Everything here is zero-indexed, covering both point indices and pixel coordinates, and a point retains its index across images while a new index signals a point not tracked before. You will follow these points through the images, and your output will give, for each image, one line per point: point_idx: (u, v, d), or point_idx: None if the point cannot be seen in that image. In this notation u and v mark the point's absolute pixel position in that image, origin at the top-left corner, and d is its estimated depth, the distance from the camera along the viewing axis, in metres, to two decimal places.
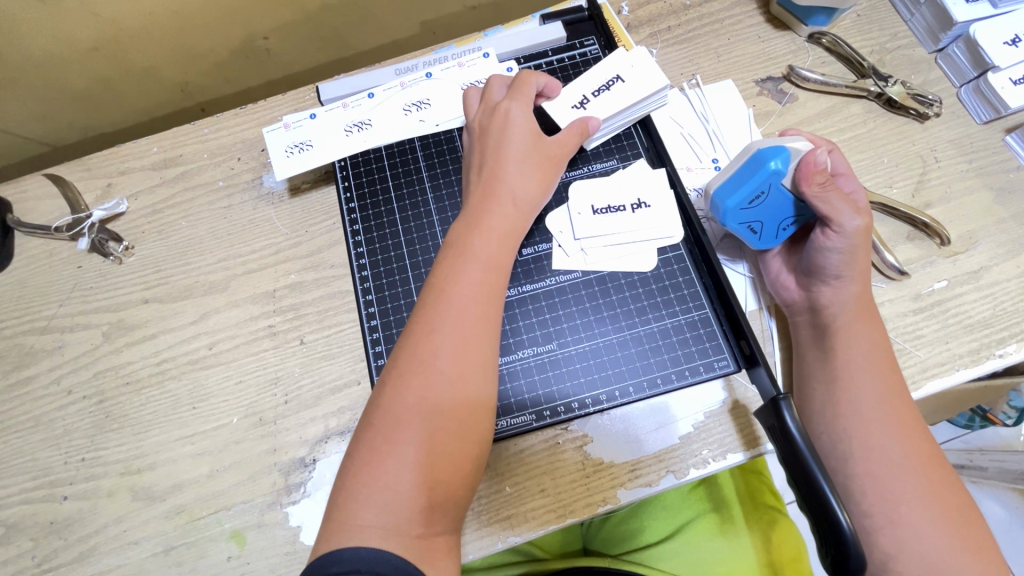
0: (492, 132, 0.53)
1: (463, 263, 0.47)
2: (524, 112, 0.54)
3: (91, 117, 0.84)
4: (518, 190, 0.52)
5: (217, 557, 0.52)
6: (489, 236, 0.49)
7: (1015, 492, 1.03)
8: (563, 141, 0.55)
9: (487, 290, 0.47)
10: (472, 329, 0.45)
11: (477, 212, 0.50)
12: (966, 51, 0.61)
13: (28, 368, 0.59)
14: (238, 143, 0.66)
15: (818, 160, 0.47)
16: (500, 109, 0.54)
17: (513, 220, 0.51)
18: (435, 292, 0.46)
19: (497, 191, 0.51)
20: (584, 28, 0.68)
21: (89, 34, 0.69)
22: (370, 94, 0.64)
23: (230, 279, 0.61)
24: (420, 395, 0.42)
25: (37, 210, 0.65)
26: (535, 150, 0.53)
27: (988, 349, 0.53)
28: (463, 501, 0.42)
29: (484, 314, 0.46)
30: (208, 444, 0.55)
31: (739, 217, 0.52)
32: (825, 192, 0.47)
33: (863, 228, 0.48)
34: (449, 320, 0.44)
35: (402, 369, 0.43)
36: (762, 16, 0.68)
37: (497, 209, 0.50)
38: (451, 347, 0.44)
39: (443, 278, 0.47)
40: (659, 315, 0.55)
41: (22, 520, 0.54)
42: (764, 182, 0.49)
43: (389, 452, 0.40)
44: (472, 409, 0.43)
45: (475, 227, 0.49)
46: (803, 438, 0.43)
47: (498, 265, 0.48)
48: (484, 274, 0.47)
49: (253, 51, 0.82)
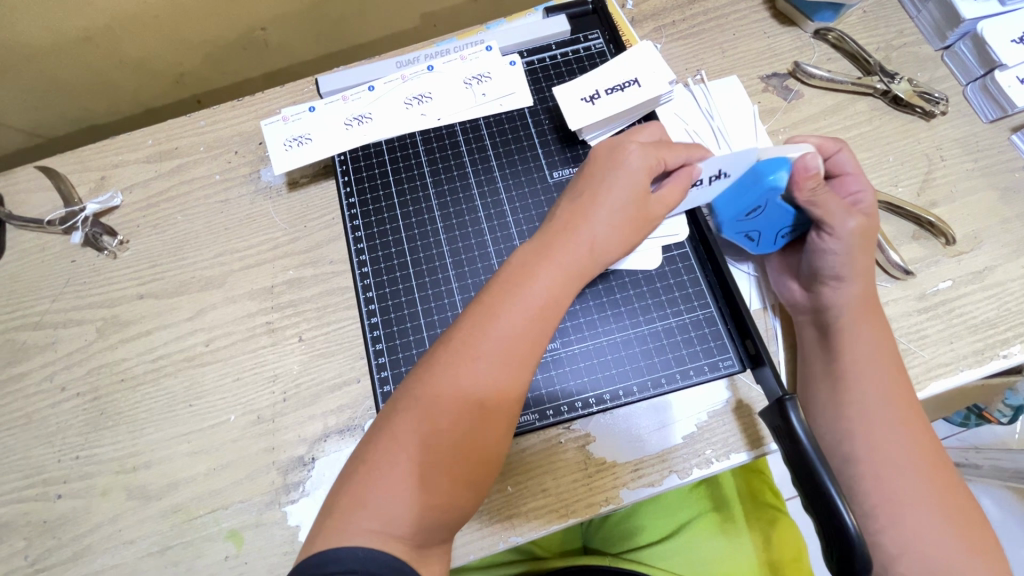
0: (598, 165, 0.50)
1: (521, 292, 0.44)
2: (642, 161, 0.48)
3: (85, 107, 0.82)
4: (598, 229, 0.47)
5: (214, 557, 0.51)
6: (554, 271, 0.46)
7: (1009, 489, 1.04)
8: (665, 197, 0.49)
9: (537, 328, 0.44)
10: (513, 360, 0.43)
11: (549, 240, 0.47)
12: (973, 49, 0.61)
13: (20, 364, 0.58)
14: (235, 136, 0.65)
15: (809, 165, 0.46)
16: (621, 146, 0.50)
17: (583, 262, 0.47)
18: (484, 310, 0.44)
19: (578, 228, 0.47)
20: (588, 22, 0.67)
21: (82, 23, 0.68)
22: (371, 86, 0.62)
23: (227, 275, 0.60)
24: (443, 411, 0.41)
25: (29, 203, 0.64)
26: (634, 203, 0.48)
27: (993, 349, 0.53)
28: (460, 519, 0.41)
29: (528, 354, 0.43)
30: (205, 443, 0.54)
31: (736, 227, 0.53)
32: (816, 196, 0.46)
33: (857, 228, 0.47)
34: (489, 346, 0.42)
35: (430, 379, 0.42)
36: (767, 11, 0.67)
37: (572, 246, 0.47)
38: (487, 373, 0.42)
39: (494, 298, 0.44)
40: (663, 314, 0.55)
41: (15, 519, 0.53)
42: (761, 196, 0.48)
43: (397, 462, 0.39)
44: (492, 438, 0.42)
45: (543, 256, 0.46)
46: (809, 438, 0.43)
47: (556, 308, 0.45)
48: (538, 312, 0.44)
49: (250, 42, 0.81)
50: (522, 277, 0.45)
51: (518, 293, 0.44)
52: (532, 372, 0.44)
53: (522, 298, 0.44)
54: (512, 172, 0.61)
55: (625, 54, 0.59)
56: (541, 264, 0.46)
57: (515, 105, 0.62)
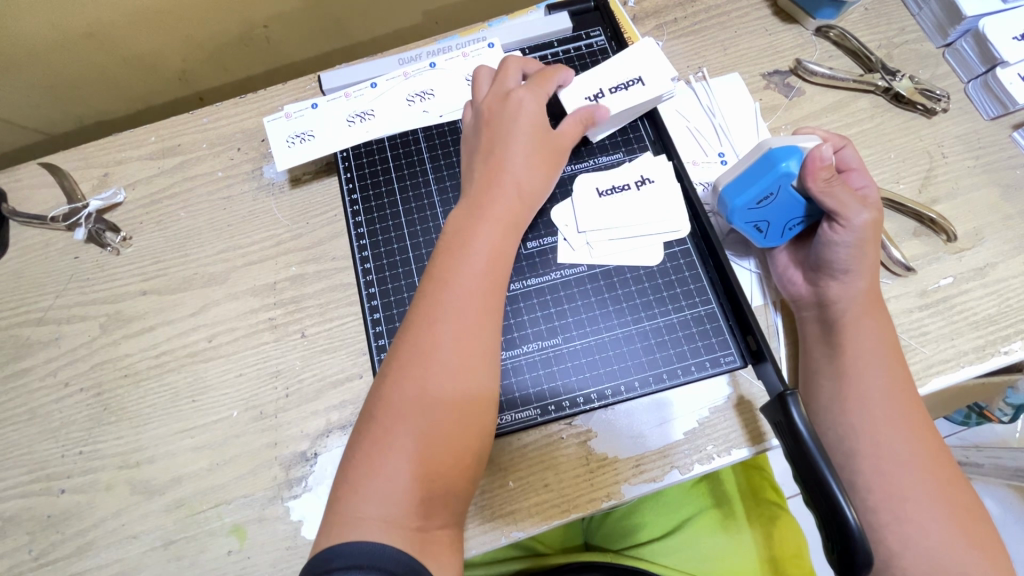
0: (497, 118, 0.53)
1: (466, 252, 0.46)
2: (535, 103, 0.53)
3: (88, 104, 0.82)
4: (517, 173, 0.51)
5: (217, 552, 0.51)
6: (493, 222, 0.48)
7: (1010, 487, 1.04)
8: (568, 132, 0.55)
9: (490, 279, 0.46)
10: (475, 323, 0.44)
11: (481, 196, 0.50)
12: (974, 46, 0.61)
13: (24, 359, 0.58)
14: (237, 133, 0.65)
15: (824, 155, 0.47)
16: (513, 95, 0.53)
17: (518, 209, 0.50)
18: (435, 285, 0.45)
19: (501, 179, 0.50)
20: (590, 19, 0.67)
21: (85, 20, 0.68)
22: (373, 83, 0.62)
23: (229, 271, 0.60)
24: (427, 395, 0.41)
25: (32, 200, 0.64)
26: (541, 142, 0.53)
27: (994, 346, 0.53)
28: (462, 496, 0.41)
29: (487, 310, 0.45)
30: (208, 438, 0.54)
31: (747, 216, 0.52)
32: (830, 187, 0.47)
33: (869, 222, 0.47)
34: (447, 315, 0.44)
35: (402, 359, 0.43)
36: (769, 8, 0.67)
37: (501, 197, 0.49)
38: (454, 337, 0.43)
39: (443, 267, 0.46)
40: (665, 310, 0.55)
41: (19, 513, 0.53)
42: (773, 183, 0.49)
43: (387, 447, 0.40)
44: (476, 404, 0.42)
45: (480, 212, 0.49)
46: (811, 434, 0.43)
47: (502, 256, 0.48)
48: (487, 263, 0.47)
49: (252, 39, 0.81)
50: (464, 241, 0.47)
51: (464, 253, 0.46)
52: (496, 325, 0.45)
53: (469, 256, 0.46)
54: None
55: (628, 53, 0.59)
56: (479, 220, 0.48)
57: None
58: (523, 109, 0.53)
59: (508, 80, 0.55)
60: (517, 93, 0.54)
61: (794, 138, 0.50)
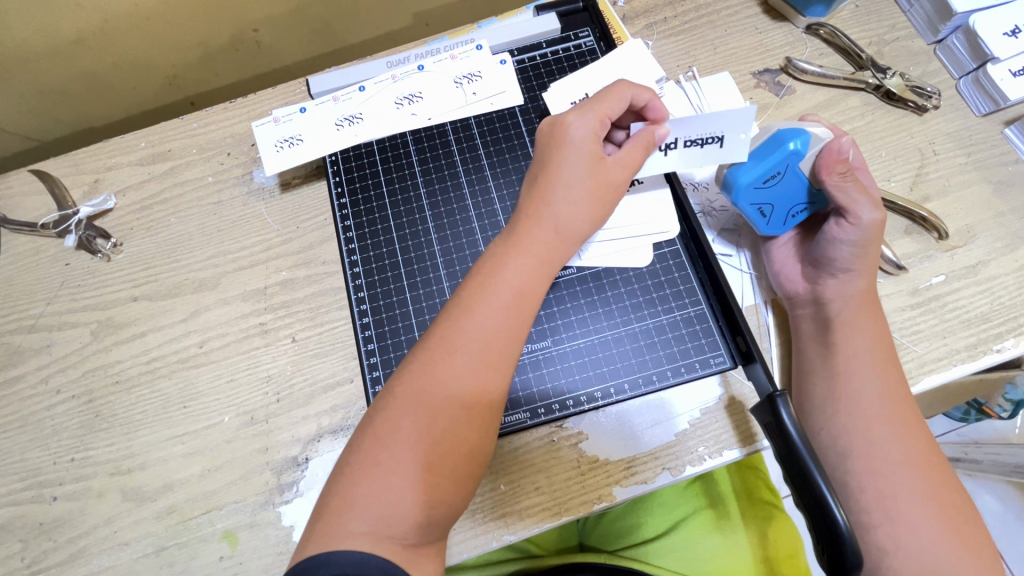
0: (549, 150, 0.49)
1: (493, 285, 0.44)
2: (589, 126, 0.47)
3: (80, 110, 0.82)
4: (560, 210, 0.47)
5: (209, 558, 0.51)
6: (527, 261, 0.45)
7: (1009, 484, 1.03)
8: (624, 160, 0.48)
9: (514, 318, 0.44)
10: (492, 355, 0.43)
11: (520, 233, 0.47)
12: (965, 43, 0.61)
13: (15, 367, 0.58)
14: (227, 138, 0.65)
15: (841, 148, 0.46)
16: (562, 120, 0.48)
17: (555, 248, 0.47)
18: (459, 309, 0.44)
19: (542, 214, 0.47)
20: (578, 19, 0.67)
21: (74, 26, 0.68)
22: (361, 87, 0.62)
23: (220, 276, 0.60)
24: (428, 408, 0.41)
25: (23, 207, 0.64)
26: (594, 177, 0.47)
27: (986, 344, 0.53)
28: (455, 515, 0.41)
29: (507, 344, 0.43)
30: (199, 444, 0.54)
31: (753, 197, 0.50)
32: (844, 181, 0.47)
33: (879, 221, 0.47)
34: (465, 340, 0.42)
35: (413, 379, 0.42)
36: (759, 6, 0.67)
37: (538, 234, 0.46)
38: (469, 367, 0.42)
39: (467, 296, 0.44)
40: (655, 311, 0.55)
41: (11, 521, 0.53)
42: (782, 161, 0.48)
43: (385, 467, 0.39)
44: (476, 432, 0.42)
45: (515, 248, 0.46)
46: (799, 434, 0.43)
47: (532, 294, 0.45)
48: (514, 301, 0.44)
49: (243, 43, 0.81)
50: (493, 267, 0.45)
51: (491, 286, 0.44)
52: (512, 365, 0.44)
53: (495, 291, 0.44)
54: (503, 171, 0.61)
55: (614, 57, 0.60)
56: (512, 256, 0.45)
57: (505, 104, 0.62)
58: (572, 136, 0.47)
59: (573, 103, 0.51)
60: (568, 118, 0.48)
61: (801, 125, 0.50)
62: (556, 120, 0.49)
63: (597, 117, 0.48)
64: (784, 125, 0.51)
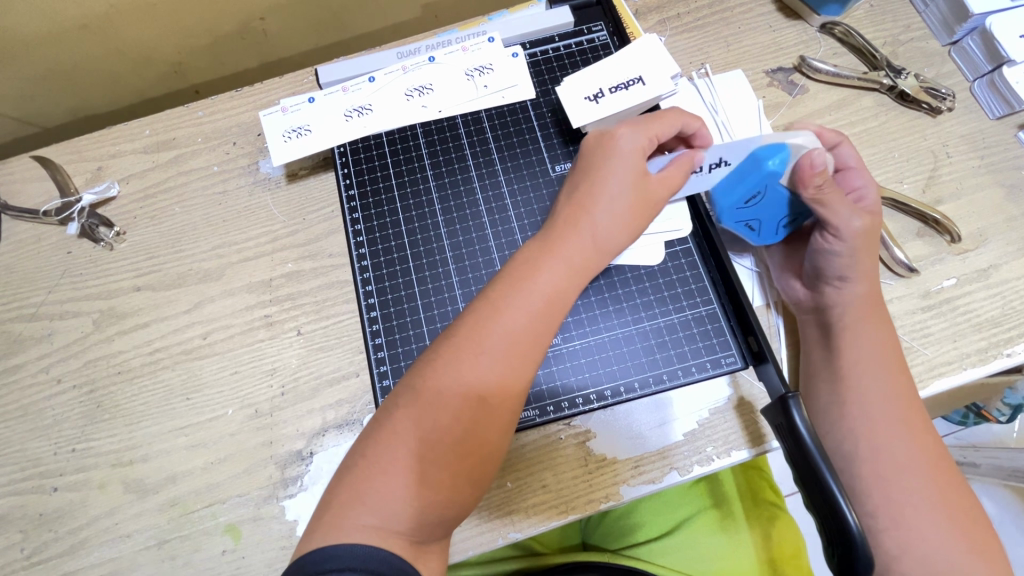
0: (590, 158, 0.49)
1: (524, 287, 0.44)
2: (637, 141, 0.48)
3: (83, 96, 0.81)
4: (595, 214, 0.46)
5: (212, 551, 0.51)
6: (560, 268, 0.45)
7: (1006, 488, 1.04)
8: (666, 181, 0.48)
9: (541, 324, 0.43)
10: (515, 356, 0.42)
11: (552, 238, 0.46)
12: (980, 45, 0.60)
13: (16, 355, 0.57)
14: (233, 127, 0.64)
15: (815, 161, 0.44)
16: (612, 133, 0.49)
17: (588, 257, 0.46)
18: (486, 309, 0.43)
19: (581, 218, 0.47)
20: (591, 13, 0.66)
21: (79, 10, 0.67)
22: (371, 77, 0.61)
23: (225, 267, 0.59)
24: (449, 407, 0.40)
25: (24, 193, 0.63)
26: (632, 189, 0.47)
27: (996, 348, 0.53)
28: (455, 520, 0.41)
29: (531, 346, 0.43)
30: (203, 436, 0.54)
31: (736, 216, 0.52)
32: (822, 194, 0.46)
33: (862, 231, 0.47)
34: (492, 342, 0.42)
35: (432, 376, 0.41)
36: (773, 4, 0.66)
37: (574, 241, 0.46)
38: (492, 369, 0.41)
39: (497, 296, 0.44)
40: (666, 310, 0.54)
41: (11, 512, 0.53)
42: (759, 184, 0.47)
43: (392, 464, 0.39)
44: (495, 434, 0.41)
45: (547, 253, 0.45)
46: (812, 438, 0.43)
47: (560, 297, 0.45)
48: (542, 307, 0.44)
49: (249, 32, 0.80)
50: (526, 269, 0.45)
51: (522, 288, 0.44)
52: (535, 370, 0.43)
53: (526, 295, 0.43)
54: (513, 165, 0.60)
55: (627, 50, 0.58)
56: (544, 261, 0.45)
57: (517, 97, 0.61)
58: (620, 147, 0.48)
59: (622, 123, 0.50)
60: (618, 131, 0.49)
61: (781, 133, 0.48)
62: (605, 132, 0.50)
63: (646, 133, 0.48)
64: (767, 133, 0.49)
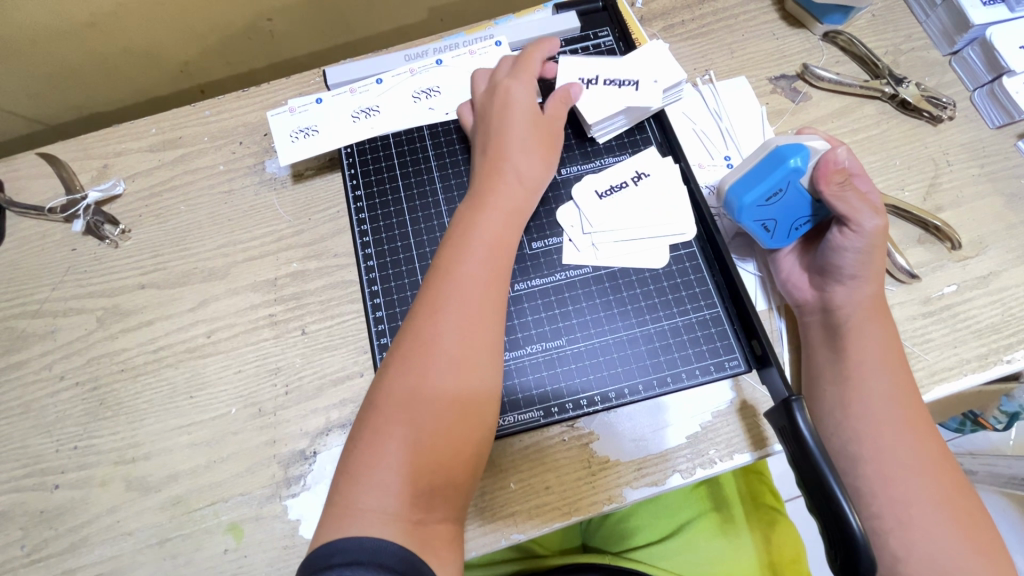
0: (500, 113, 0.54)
1: (469, 240, 0.47)
2: (530, 94, 0.55)
3: (88, 94, 0.81)
4: (514, 165, 0.52)
5: (213, 550, 0.50)
6: (493, 213, 0.49)
7: (1002, 494, 1.04)
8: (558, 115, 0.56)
9: (493, 266, 0.47)
10: (474, 309, 0.44)
11: (484, 192, 0.51)
12: (981, 55, 0.61)
13: (19, 352, 0.57)
14: (240, 127, 0.65)
15: (837, 159, 0.47)
16: (507, 89, 0.55)
17: (519, 199, 0.52)
18: (439, 273, 0.46)
19: (504, 172, 0.52)
20: (597, 19, 0.67)
21: (87, 8, 0.67)
22: (379, 79, 0.62)
23: (230, 266, 0.60)
24: (426, 374, 0.41)
25: (30, 190, 0.63)
26: (540, 136, 0.55)
27: (997, 354, 0.53)
28: (458, 499, 0.41)
29: (488, 294, 0.45)
30: (205, 435, 0.54)
31: (756, 214, 0.51)
32: (842, 191, 0.47)
33: (880, 228, 0.47)
34: (452, 297, 0.44)
35: (407, 353, 0.42)
36: (777, 12, 0.67)
37: (503, 189, 0.51)
38: (458, 324, 0.43)
39: (446, 259, 0.47)
40: (670, 313, 0.55)
41: (11, 509, 0.53)
42: (782, 179, 0.49)
43: (387, 445, 0.39)
44: (476, 383, 0.42)
45: (481, 206, 0.50)
46: (815, 440, 0.43)
47: (505, 242, 0.49)
48: (489, 251, 0.47)
49: (256, 32, 0.80)
50: (467, 229, 0.48)
51: (467, 243, 0.47)
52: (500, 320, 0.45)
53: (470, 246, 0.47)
54: None
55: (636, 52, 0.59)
56: (481, 212, 0.49)
57: None
58: (520, 102, 0.55)
59: (502, 78, 0.57)
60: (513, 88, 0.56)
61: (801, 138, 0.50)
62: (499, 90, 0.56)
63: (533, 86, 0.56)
64: (783, 137, 0.51)
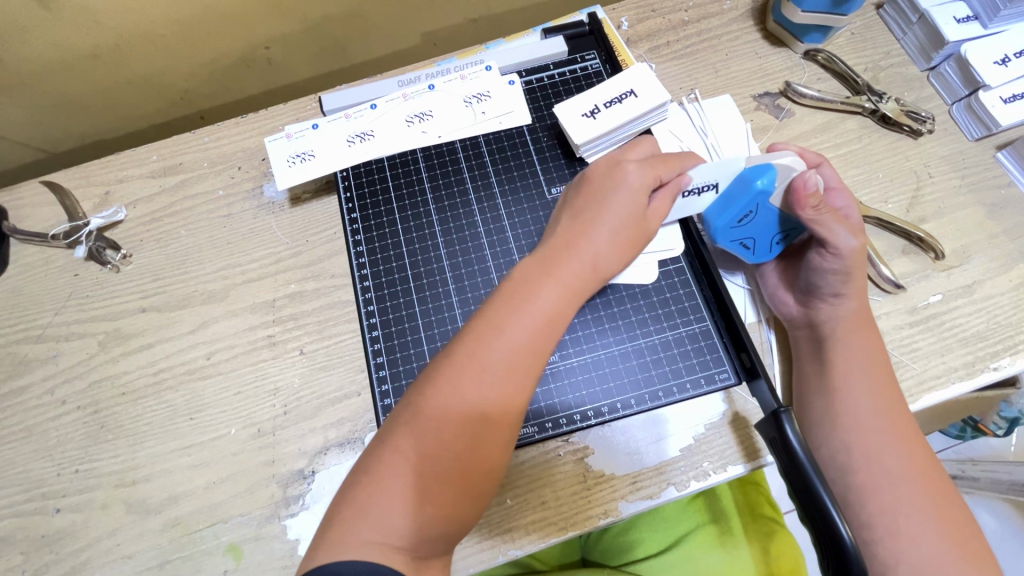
0: (596, 184, 0.51)
1: (528, 303, 0.45)
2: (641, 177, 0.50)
3: (90, 123, 0.83)
4: (595, 242, 0.48)
5: (213, 571, 0.51)
6: (558, 286, 0.46)
7: (1006, 501, 1.04)
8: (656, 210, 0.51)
9: (543, 336, 0.44)
10: (516, 380, 0.43)
11: (553, 255, 0.47)
12: (957, 70, 0.63)
13: (21, 377, 0.58)
14: (238, 152, 0.66)
15: (808, 183, 0.47)
16: (620, 164, 0.51)
17: (585, 279, 0.47)
18: (490, 325, 0.44)
19: (580, 246, 0.48)
20: (584, 42, 0.69)
21: (89, 40, 0.69)
22: (373, 105, 0.64)
23: (229, 288, 0.61)
24: (450, 424, 0.41)
25: (34, 217, 0.64)
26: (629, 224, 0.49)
27: (983, 361, 0.54)
28: (450, 536, 0.41)
29: (530, 371, 0.43)
30: (206, 456, 0.54)
31: (732, 235, 0.53)
32: (818, 215, 0.48)
33: (856, 250, 0.49)
34: (496, 359, 0.42)
35: (437, 394, 0.42)
36: (759, 32, 0.69)
37: (573, 263, 0.47)
38: (495, 382, 0.42)
39: (496, 315, 0.44)
40: (661, 328, 0.56)
41: (13, 533, 0.53)
42: (752, 202, 0.50)
43: (391, 478, 0.40)
44: (496, 454, 0.42)
45: (546, 272, 0.46)
46: (805, 451, 0.43)
47: (559, 318, 0.46)
48: (543, 323, 0.44)
49: (254, 60, 0.82)
50: (528, 292, 0.45)
51: (523, 308, 0.44)
52: (530, 394, 0.44)
53: (526, 313, 0.44)
54: (511, 186, 0.62)
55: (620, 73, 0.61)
56: (545, 280, 0.46)
57: (514, 122, 0.63)
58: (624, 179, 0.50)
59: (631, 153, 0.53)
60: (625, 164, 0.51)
61: (771, 154, 0.50)
62: (614, 162, 0.52)
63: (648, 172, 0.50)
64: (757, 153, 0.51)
